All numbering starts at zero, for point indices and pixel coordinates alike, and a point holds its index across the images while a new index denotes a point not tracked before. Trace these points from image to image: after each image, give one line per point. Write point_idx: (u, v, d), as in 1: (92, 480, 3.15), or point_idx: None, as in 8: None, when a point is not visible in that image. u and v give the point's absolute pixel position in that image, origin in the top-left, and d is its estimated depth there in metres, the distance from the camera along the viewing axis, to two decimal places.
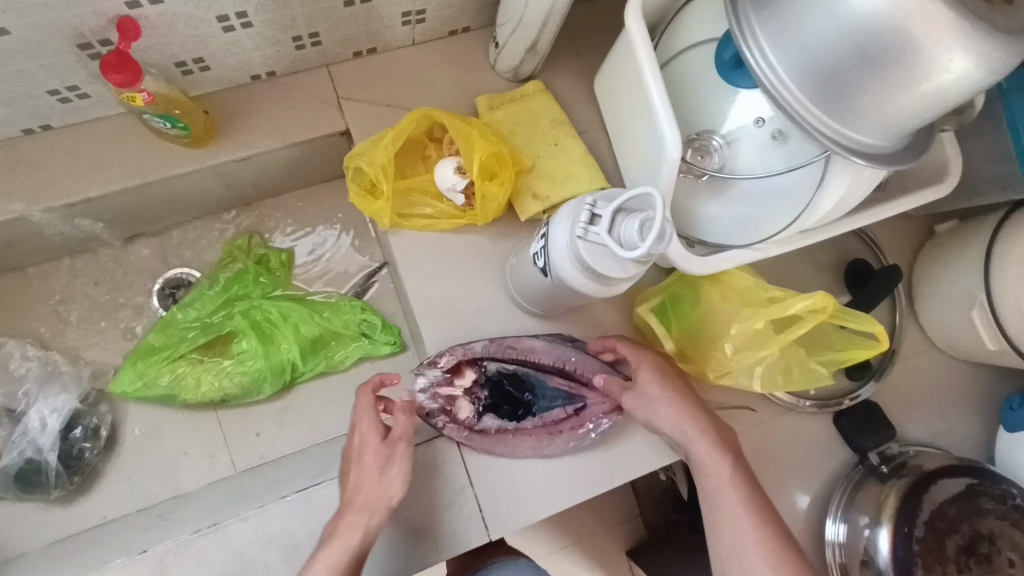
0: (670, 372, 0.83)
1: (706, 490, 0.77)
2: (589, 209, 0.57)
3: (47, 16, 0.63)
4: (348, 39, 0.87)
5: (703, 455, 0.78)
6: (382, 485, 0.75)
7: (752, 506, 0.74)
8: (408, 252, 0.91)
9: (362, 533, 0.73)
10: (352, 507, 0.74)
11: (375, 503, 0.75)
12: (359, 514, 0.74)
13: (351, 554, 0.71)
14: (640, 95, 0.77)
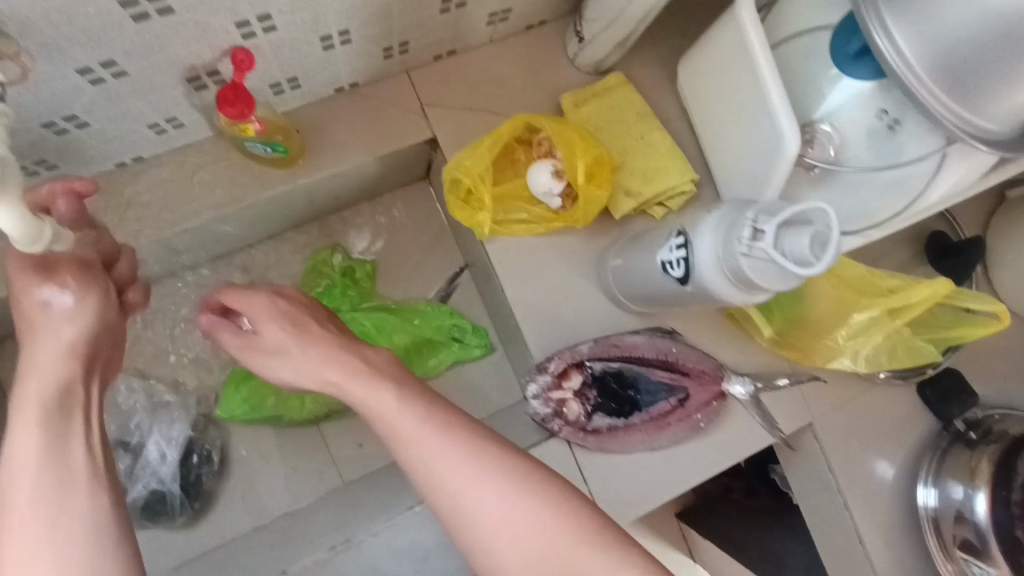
0: (275, 313, 0.71)
1: (404, 453, 0.60)
2: (753, 225, 0.58)
3: (165, 57, 0.60)
4: (430, 44, 0.83)
5: (359, 394, 0.64)
6: (36, 372, 0.53)
7: (462, 443, 0.59)
8: (505, 259, 0.91)
9: (50, 392, 0.52)
10: (33, 350, 0.54)
11: (54, 341, 0.55)
12: (45, 354, 0.54)
13: (41, 422, 0.49)
14: (749, 89, 0.77)
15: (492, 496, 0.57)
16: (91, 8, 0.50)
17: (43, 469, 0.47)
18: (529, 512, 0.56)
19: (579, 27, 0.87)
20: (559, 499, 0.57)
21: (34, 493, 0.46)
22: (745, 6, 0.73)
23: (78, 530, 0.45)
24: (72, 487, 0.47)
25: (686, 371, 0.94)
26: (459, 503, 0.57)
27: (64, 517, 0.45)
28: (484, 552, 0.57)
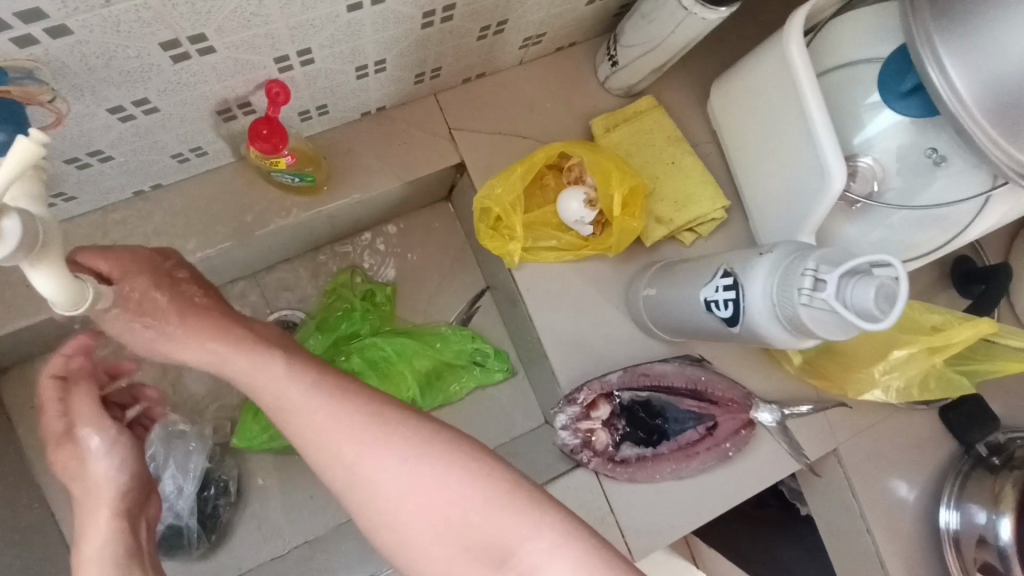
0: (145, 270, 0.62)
1: (289, 428, 0.58)
2: (814, 275, 0.57)
3: (198, 91, 0.58)
4: (461, 67, 0.81)
5: (244, 366, 0.59)
6: (90, 536, 0.56)
7: (339, 411, 0.56)
8: (533, 286, 0.89)
9: (105, 553, 0.55)
10: (88, 510, 0.58)
11: (98, 494, 0.58)
12: (95, 513, 0.57)
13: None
14: (791, 122, 0.75)
15: (388, 463, 0.54)
16: (127, 46, 0.48)
17: (107, 555, 0.55)
18: (435, 478, 0.54)
19: (611, 51, 0.85)
20: (457, 461, 0.55)
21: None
22: (794, 37, 0.72)
23: None
24: (135, 570, 0.55)
25: (715, 400, 0.92)
26: (355, 472, 0.55)
27: None
28: (388, 522, 0.54)
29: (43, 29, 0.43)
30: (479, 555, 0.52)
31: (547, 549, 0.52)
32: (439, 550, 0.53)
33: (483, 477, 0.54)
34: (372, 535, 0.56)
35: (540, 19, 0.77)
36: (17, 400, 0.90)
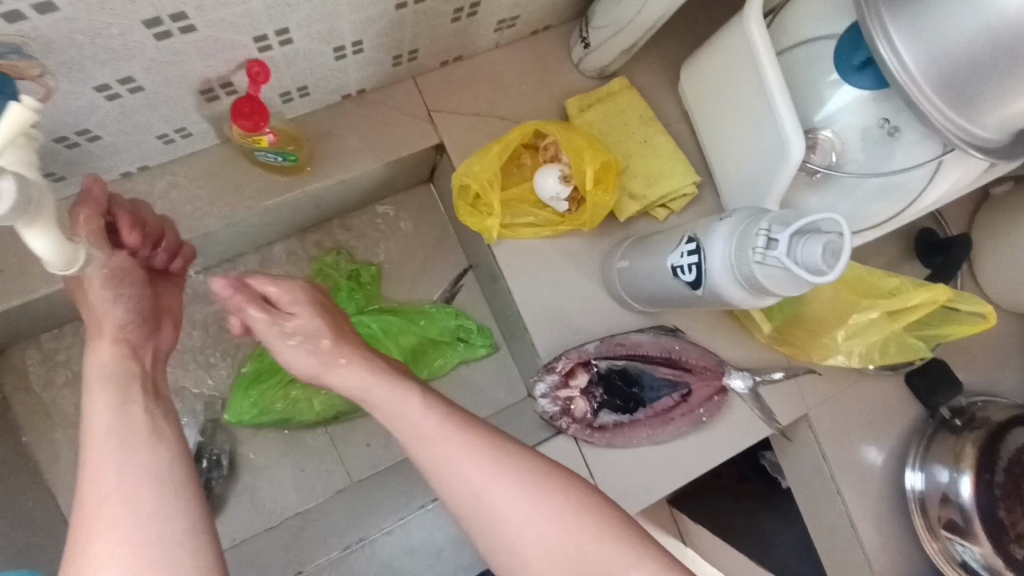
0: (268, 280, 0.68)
1: (418, 455, 0.63)
2: (766, 234, 0.61)
3: (181, 70, 0.61)
4: (438, 50, 0.84)
5: (387, 394, 0.65)
6: (94, 359, 0.59)
7: (469, 444, 0.62)
8: (512, 261, 0.92)
9: (109, 374, 0.58)
10: (93, 336, 0.61)
11: (103, 327, 0.60)
12: (100, 336, 0.60)
13: (107, 391, 0.56)
14: (753, 98, 0.79)
15: (513, 498, 0.60)
16: (111, 21, 0.50)
17: (107, 368, 0.58)
18: (554, 509, 0.60)
19: (584, 32, 0.88)
20: (570, 494, 0.61)
21: (98, 388, 0.56)
22: (754, 15, 0.75)
23: (133, 430, 0.54)
24: (133, 392, 0.57)
25: (689, 368, 0.96)
26: (481, 500, 0.61)
27: (127, 413, 0.55)
28: (509, 548, 0.60)
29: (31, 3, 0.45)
30: None
31: (649, 574, 0.57)
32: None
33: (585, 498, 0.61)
34: (485, 556, 0.62)
35: (513, 2, 0.80)
36: (10, 380, 0.92)
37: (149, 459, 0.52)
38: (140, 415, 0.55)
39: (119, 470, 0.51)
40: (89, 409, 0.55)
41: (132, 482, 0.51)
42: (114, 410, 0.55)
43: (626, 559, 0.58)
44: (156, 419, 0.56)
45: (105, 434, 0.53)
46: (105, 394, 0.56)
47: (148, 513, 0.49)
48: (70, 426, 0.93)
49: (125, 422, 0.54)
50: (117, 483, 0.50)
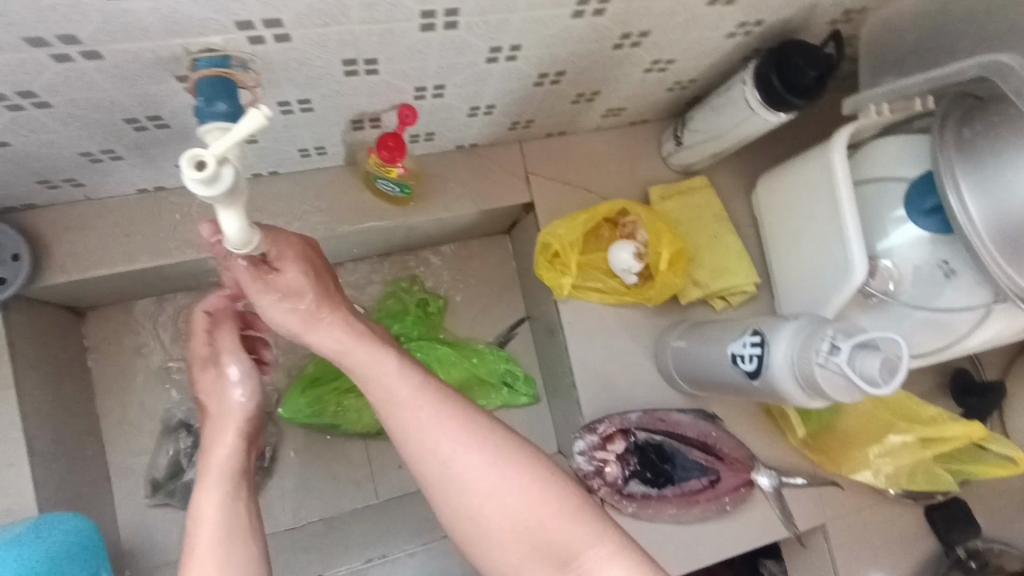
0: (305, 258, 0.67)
1: (390, 417, 0.65)
2: (830, 340, 0.67)
3: (346, 102, 0.70)
4: (548, 123, 0.94)
5: (362, 357, 0.66)
6: (218, 447, 0.70)
7: (434, 413, 0.64)
8: (575, 320, 0.99)
9: (229, 466, 0.69)
10: (218, 426, 0.72)
11: (230, 419, 0.72)
12: (226, 430, 0.71)
13: (221, 487, 0.67)
14: (826, 218, 0.87)
15: (471, 465, 0.63)
16: (319, 58, 0.59)
17: (228, 459, 0.70)
18: (513, 483, 0.62)
19: (679, 132, 0.98)
20: (530, 478, 0.63)
21: (216, 479, 0.68)
22: (838, 149, 0.84)
23: (238, 526, 0.65)
24: (238, 494, 0.68)
25: (721, 456, 0.99)
26: (446, 464, 0.63)
27: (232, 513, 0.66)
28: (467, 510, 0.62)
29: (273, 34, 0.53)
30: (548, 561, 0.61)
31: (606, 555, 0.60)
32: (511, 546, 0.62)
33: (548, 489, 0.62)
34: (449, 519, 0.64)
35: (625, 97, 0.90)
36: (94, 336, 0.99)
37: (244, 547, 0.63)
38: (243, 507, 0.67)
39: (224, 531, 0.64)
40: (201, 497, 0.67)
41: (229, 565, 0.61)
42: (225, 502, 0.66)
43: (590, 540, 0.61)
44: (252, 519, 0.67)
45: (220, 510, 0.65)
46: (222, 492, 0.67)
47: None
48: (134, 391, 0.99)
49: (233, 514, 0.65)
50: (216, 552, 0.62)
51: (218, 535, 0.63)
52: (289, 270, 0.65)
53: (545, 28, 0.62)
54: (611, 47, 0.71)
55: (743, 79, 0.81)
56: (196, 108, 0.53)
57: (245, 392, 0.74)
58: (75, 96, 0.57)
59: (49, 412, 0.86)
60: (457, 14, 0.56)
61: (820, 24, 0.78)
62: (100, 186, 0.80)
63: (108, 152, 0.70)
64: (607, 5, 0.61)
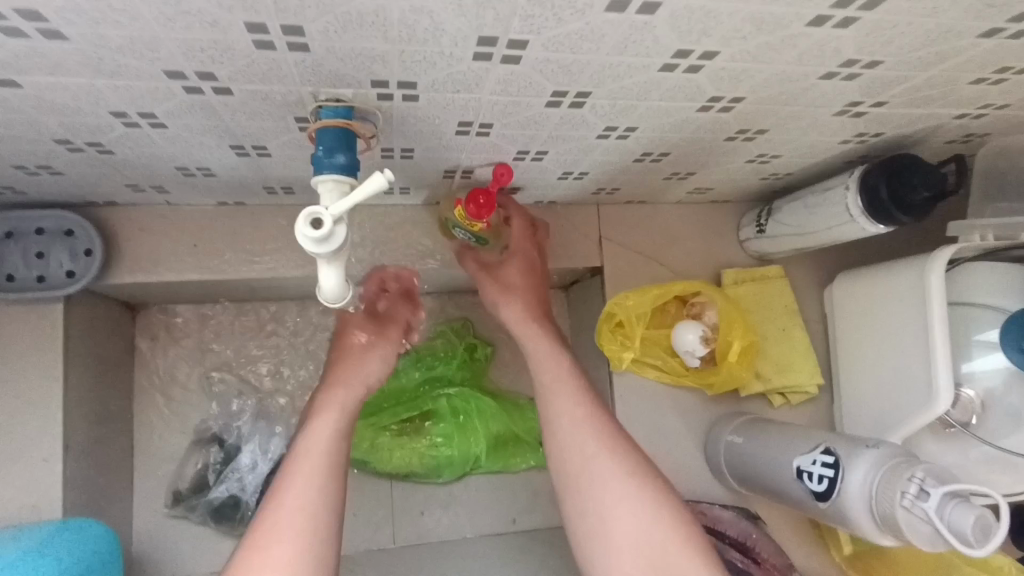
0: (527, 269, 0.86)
1: (550, 407, 0.79)
2: (918, 483, 0.63)
3: (447, 156, 0.69)
4: (632, 192, 0.92)
5: (546, 362, 0.81)
6: (342, 388, 0.76)
7: (589, 419, 0.76)
8: (627, 394, 0.96)
9: (348, 409, 0.75)
10: (344, 372, 0.77)
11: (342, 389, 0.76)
12: (350, 381, 0.77)
13: (336, 423, 0.73)
14: (910, 337, 0.84)
15: (604, 470, 0.73)
16: (438, 117, 0.58)
17: (351, 404, 0.75)
18: (657, 527, 0.69)
19: (762, 220, 0.96)
20: (671, 513, 0.70)
21: (335, 415, 0.73)
22: (936, 270, 0.80)
23: (340, 467, 0.70)
24: (344, 435, 0.73)
25: (757, 560, 0.92)
26: (585, 463, 0.74)
27: (337, 453, 0.71)
28: (592, 505, 0.73)
29: (402, 94, 0.52)
30: None
31: None
32: None
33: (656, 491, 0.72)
34: (583, 536, 0.73)
35: (716, 179, 0.88)
36: (142, 333, 0.98)
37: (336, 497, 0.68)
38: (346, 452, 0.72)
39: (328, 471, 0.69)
40: (315, 425, 0.72)
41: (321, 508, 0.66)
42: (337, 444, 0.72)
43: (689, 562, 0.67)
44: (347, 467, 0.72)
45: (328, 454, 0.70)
46: (339, 430, 0.72)
47: (317, 537, 0.65)
48: (172, 395, 0.97)
49: (335, 455, 0.71)
50: (316, 485, 0.67)
51: (321, 470, 0.69)
52: (511, 271, 0.86)
53: (669, 116, 0.60)
54: (724, 138, 0.69)
55: (846, 185, 0.78)
56: (314, 157, 0.53)
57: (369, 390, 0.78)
58: (190, 121, 0.56)
59: (90, 409, 0.85)
60: (587, 97, 0.55)
61: (936, 142, 0.75)
62: (183, 195, 0.80)
63: (203, 169, 0.70)
64: (736, 105, 0.59)
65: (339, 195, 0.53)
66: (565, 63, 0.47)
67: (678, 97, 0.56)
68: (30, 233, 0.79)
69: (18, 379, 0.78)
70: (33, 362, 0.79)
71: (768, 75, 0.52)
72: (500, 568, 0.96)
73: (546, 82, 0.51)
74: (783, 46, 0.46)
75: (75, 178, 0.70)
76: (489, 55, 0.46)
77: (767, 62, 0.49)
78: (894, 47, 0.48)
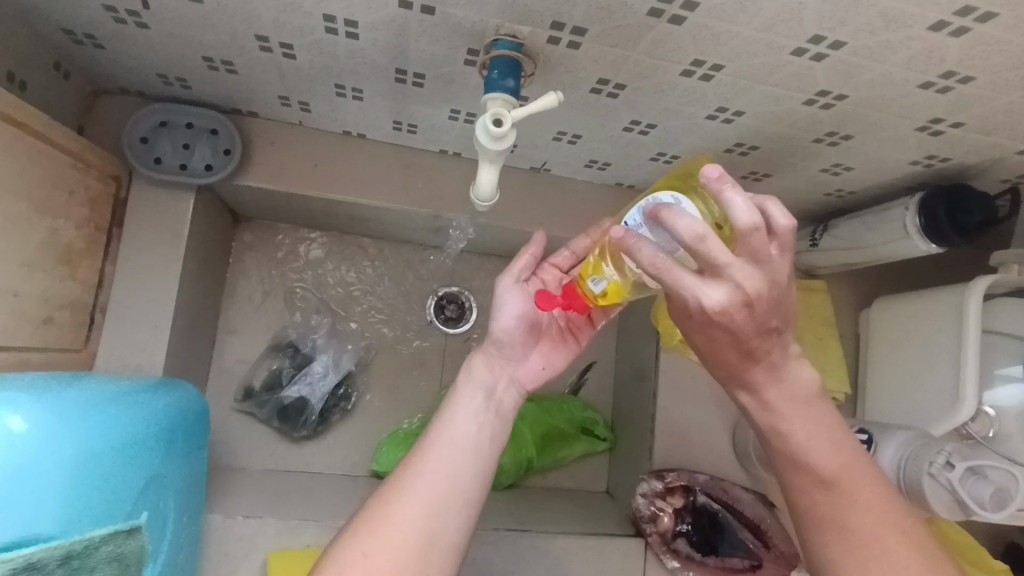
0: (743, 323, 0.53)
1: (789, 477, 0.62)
2: (946, 456, 0.72)
3: (568, 115, 0.79)
4: None
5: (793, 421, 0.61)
6: (448, 445, 0.67)
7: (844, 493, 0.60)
8: (670, 371, 1.04)
9: (462, 442, 0.67)
10: (436, 440, 0.67)
11: (465, 444, 0.67)
12: (450, 435, 0.67)
13: (459, 443, 0.67)
14: (941, 355, 0.92)
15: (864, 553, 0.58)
16: (583, 71, 0.68)
17: (461, 440, 0.67)
18: None
19: (816, 235, 1.05)
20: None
21: (447, 446, 0.67)
22: (974, 298, 0.88)
23: (462, 471, 0.65)
24: (450, 446, 0.67)
25: (768, 544, 0.98)
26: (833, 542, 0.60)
27: (455, 470, 0.65)
28: None
29: (570, 40, 0.62)
30: None
31: None
32: None
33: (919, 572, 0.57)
34: None
35: (786, 187, 0.97)
36: (239, 242, 1.07)
37: (458, 520, 0.63)
38: (475, 496, 0.65)
39: (448, 498, 0.63)
40: (427, 466, 0.65)
41: (440, 517, 0.62)
42: (472, 470, 0.66)
43: None
44: (475, 456, 0.67)
45: (458, 472, 0.65)
46: (453, 457, 0.66)
47: (438, 527, 0.62)
48: (256, 302, 1.06)
49: (461, 483, 0.65)
50: (438, 482, 0.63)
51: (445, 495, 0.63)
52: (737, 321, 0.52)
53: (775, 104, 0.70)
54: (811, 139, 0.79)
55: (906, 205, 0.87)
56: (488, 79, 0.63)
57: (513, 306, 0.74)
58: (379, 37, 0.66)
59: (193, 294, 0.93)
60: (718, 71, 0.65)
61: (993, 177, 0.85)
62: (320, 117, 0.90)
63: (356, 90, 0.80)
64: (837, 103, 0.68)
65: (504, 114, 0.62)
66: (717, 32, 0.57)
67: (792, 85, 0.65)
68: (181, 126, 0.89)
69: (144, 251, 0.87)
70: (159, 239, 0.87)
71: (875, 75, 0.62)
72: (529, 510, 1.03)
73: (691, 49, 0.61)
74: (898, 47, 0.57)
75: (244, 80, 0.80)
76: (661, 12, 0.56)
77: (879, 61, 0.59)
78: (987, 65, 0.58)
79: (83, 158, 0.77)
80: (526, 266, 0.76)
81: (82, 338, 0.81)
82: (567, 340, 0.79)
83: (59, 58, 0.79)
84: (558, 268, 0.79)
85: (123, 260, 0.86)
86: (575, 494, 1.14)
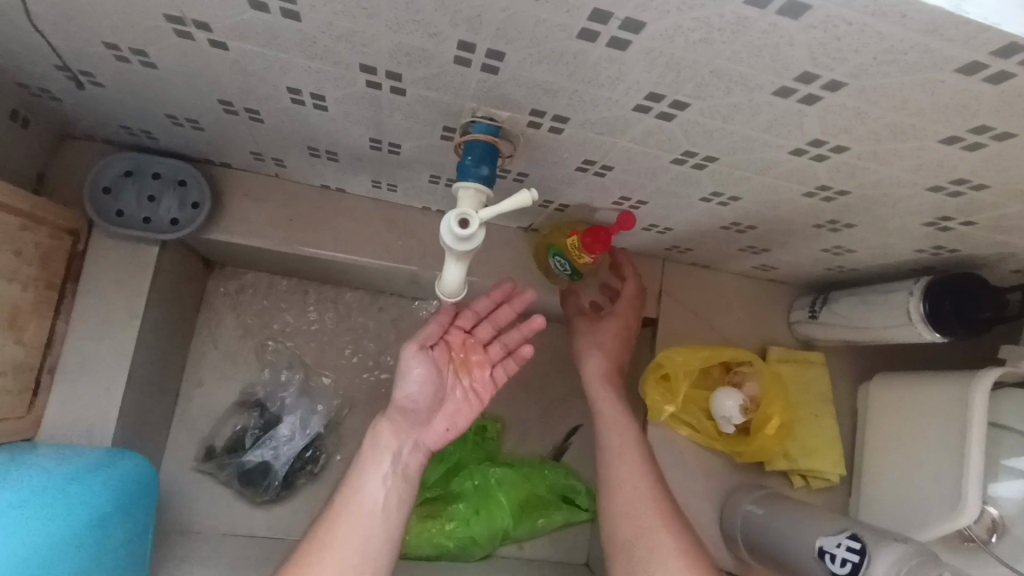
0: (622, 332, 0.94)
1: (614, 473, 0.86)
2: None
3: (553, 188, 0.74)
4: (700, 255, 0.96)
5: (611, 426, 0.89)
6: (358, 510, 0.73)
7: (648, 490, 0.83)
8: (656, 445, 0.99)
9: (373, 504, 0.73)
10: (348, 503, 0.73)
11: (373, 510, 0.73)
12: (361, 495, 0.73)
13: (369, 503, 0.73)
14: (942, 446, 0.86)
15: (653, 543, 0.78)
16: (569, 152, 0.63)
17: (372, 503, 0.73)
18: None
19: (816, 306, 1.00)
20: None
21: (359, 511, 0.73)
22: (981, 386, 0.82)
23: (372, 537, 0.72)
24: (362, 512, 0.73)
25: None
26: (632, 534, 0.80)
27: (365, 533, 0.72)
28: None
29: (551, 125, 0.57)
30: None
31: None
32: None
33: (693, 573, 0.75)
34: None
35: (784, 260, 0.92)
36: (209, 290, 1.02)
37: None
38: (385, 557, 0.72)
39: (357, 562, 0.70)
40: (339, 530, 0.71)
41: None
42: (380, 536, 0.72)
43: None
44: (385, 517, 0.73)
45: (365, 540, 0.71)
46: (364, 521, 0.72)
47: None
48: (225, 354, 1.01)
49: (370, 546, 0.71)
50: (346, 544, 0.70)
51: (353, 555, 0.70)
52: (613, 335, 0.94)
53: (773, 193, 0.65)
54: (812, 224, 0.74)
55: (909, 288, 0.82)
56: (460, 164, 0.58)
57: (420, 372, 0.73)
58: (351, 110, 0.61)
59: (154, 350, 0.89)
60: (711, 162, 0.60)
61: (1004, 267, 0.80)
62: (295, 171, 0.85)
63: (331, 153, 0.75)
64: (839, 197, 0.64)
65: (476, 202, 0.57)
66: (711, 129, 0.53)
67: (793, 179, 0.61)
68: (148, 176, 0.84)
69: (101, 308, 0.82)
70: (117, 295, 0.83)
71: (882, 177, 0.57)
72: None
73: (682, 142, 0.56)
74: (906, 155, 0.52)
75: (211, 136, 0.76)
76: (648, 108, 0.51)
77: (887, 165, 0.54)
78: (1002, 175, 0.53)
79: (35, 216, 0.72)
80: (431, 332, 0.76)
81: (25, 403, 0.76)
82: (471, 403, 0.79)
83: (16, 106, 0.75)
84: (463, 328, 0.81)
85: (77, 316, 0.81)
86: (553, 566, 1.08)
